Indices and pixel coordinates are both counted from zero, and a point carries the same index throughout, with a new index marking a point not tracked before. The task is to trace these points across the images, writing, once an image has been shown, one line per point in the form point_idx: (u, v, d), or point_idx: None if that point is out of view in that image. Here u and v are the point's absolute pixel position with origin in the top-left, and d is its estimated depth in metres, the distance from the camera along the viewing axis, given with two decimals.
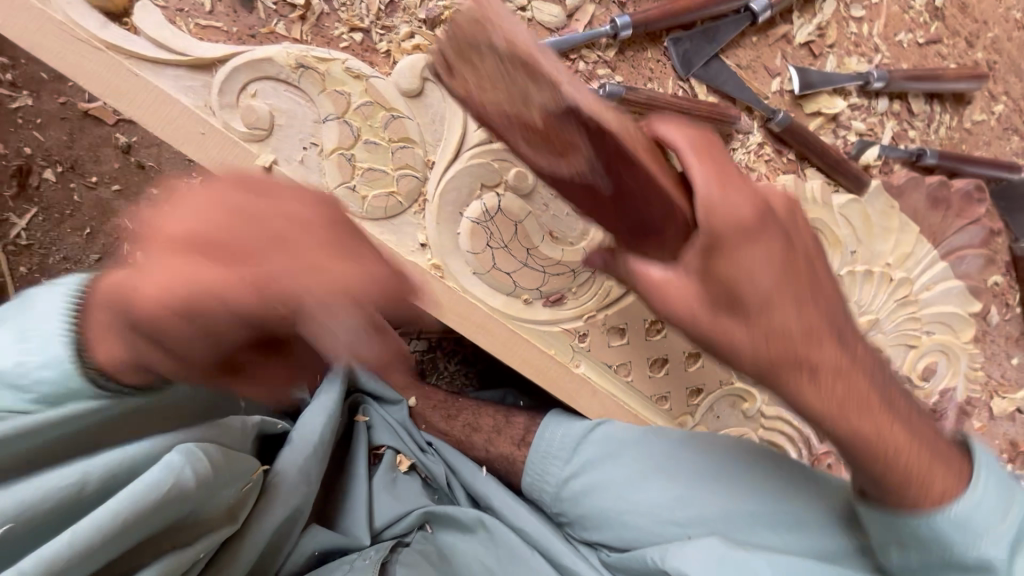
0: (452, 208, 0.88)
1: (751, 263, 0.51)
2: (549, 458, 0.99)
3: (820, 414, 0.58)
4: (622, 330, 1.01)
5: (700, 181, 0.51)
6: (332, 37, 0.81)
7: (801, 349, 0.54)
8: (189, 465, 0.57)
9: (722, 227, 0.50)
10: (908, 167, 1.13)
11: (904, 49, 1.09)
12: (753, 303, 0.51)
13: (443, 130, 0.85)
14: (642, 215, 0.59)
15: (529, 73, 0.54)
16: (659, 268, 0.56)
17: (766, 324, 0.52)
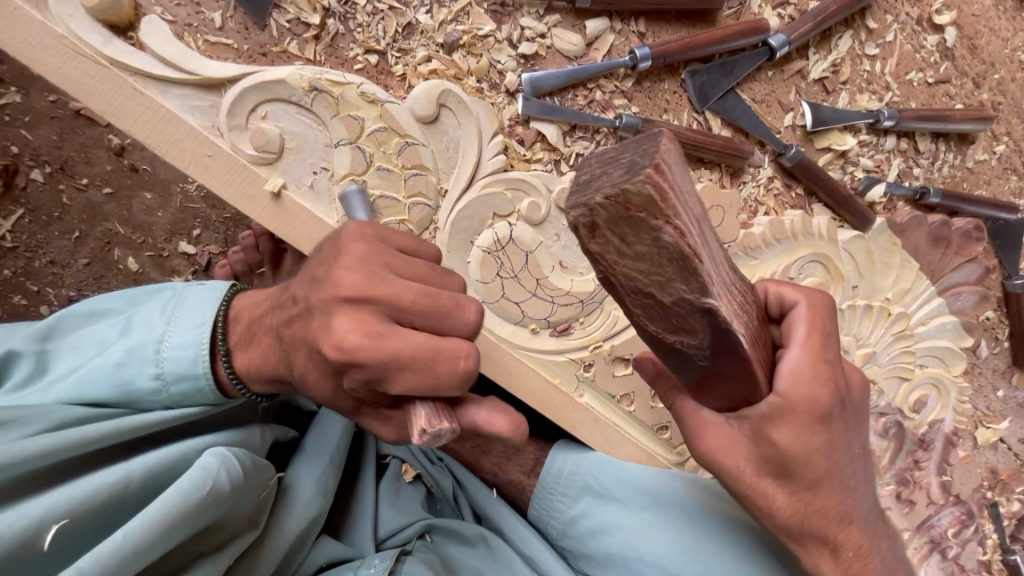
0: (463, 237, 0.87)
1: (803, 445, 0.61)
2: (555, 494, 1.07)
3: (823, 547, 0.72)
4: (627, 360, 1.00)
5: (793, 364, 0.60)
6: (346, 59, 0.79)
7: (817, 509, 0.67)
8: (223, 470, 0.62)
9: (796, 408, 0.60)
10: (910, 205, 1.14)
11: (913, 88, 1.10)
12: (796, 470, 0.63)
13: (457, 157, 0.84)
14: (732, 377, 0.60)
15: (687, 270, 0.49)
16: (720, 414, 0.65)
17: (798, 484, 0.65)
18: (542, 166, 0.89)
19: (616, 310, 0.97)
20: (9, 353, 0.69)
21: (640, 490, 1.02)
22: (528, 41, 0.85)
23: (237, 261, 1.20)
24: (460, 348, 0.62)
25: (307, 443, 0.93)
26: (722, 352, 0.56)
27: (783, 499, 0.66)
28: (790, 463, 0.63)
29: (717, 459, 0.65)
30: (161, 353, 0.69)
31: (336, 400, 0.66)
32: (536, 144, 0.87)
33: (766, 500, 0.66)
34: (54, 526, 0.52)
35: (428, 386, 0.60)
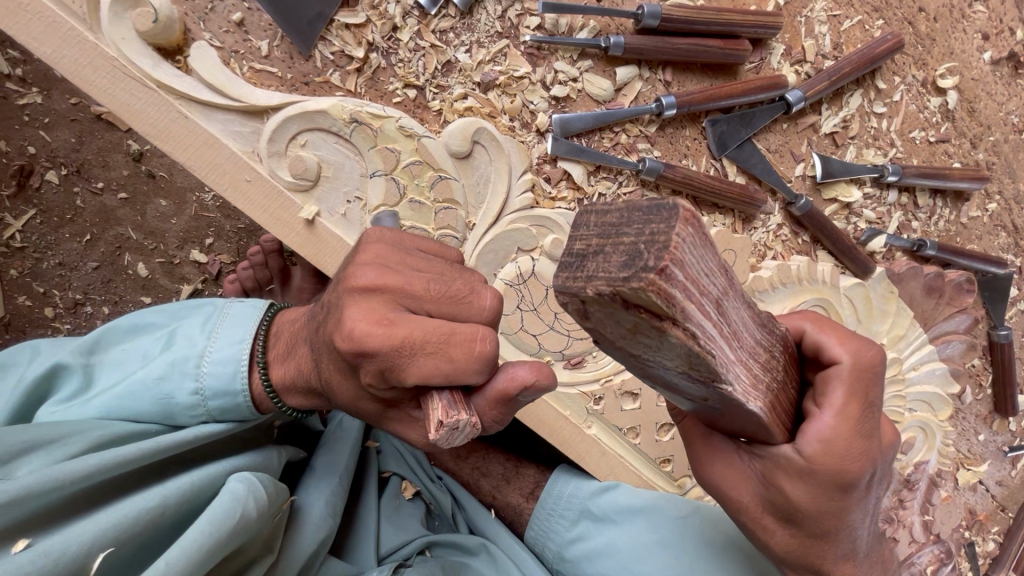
0: (488, 269, 0.89)
1: (810, 500, 0.58)
2: (554, 516, 1.08)
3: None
4: (635, 394, 1.04)
5: (823, 417, 0.55)
6: (386, 92, 0.81)
7: (816, 557, 0.65)
8: (251, 498, 0.63)
9: (813, 463, 0.55)
10: (908, 256, 1.20)
11: (916, 145, 1.15)
12: (795, 518, 0.61)
13: (487, 193, 0.86)
14: (740, 425, 0.57)
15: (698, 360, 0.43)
16: (730, 447, 0.64)
17: (798, 532, 0.62)
18: (566, 205, 0.91)
19: None
20: (55, 366, 0.69)
21: (632, 509, 1.01)
22: (560, 84, 0.88)
23: (246, 277, 1.20)
24: (475, 331, 0.54)
25: (317, 463, 0.94)
26: (739, 415, 0.52)
27: (788, 543, 0.64)
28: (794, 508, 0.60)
29: (722, 489, 0.65)
30: (202, 370, 0.69)
31: (359, 402, 0.61)
32: (562, 183, 0.90)
33: (766, 536, 0.65)
34: (101, 554, 0.53)
35: (443, 374, 0.53)
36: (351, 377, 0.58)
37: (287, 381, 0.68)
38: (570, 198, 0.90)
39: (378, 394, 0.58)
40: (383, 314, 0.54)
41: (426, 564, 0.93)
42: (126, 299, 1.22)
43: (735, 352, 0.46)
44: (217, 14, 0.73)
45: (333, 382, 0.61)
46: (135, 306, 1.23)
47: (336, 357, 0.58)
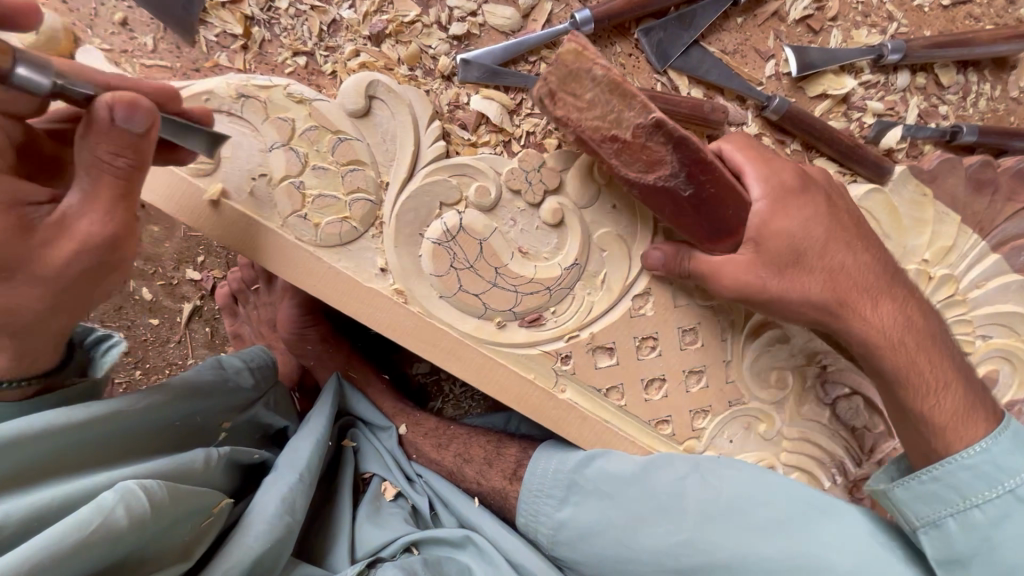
0: (410, 230, 0.84)
1: (793, 221, 0.79)
2: (541, 497, 1.00)
3: (877, 347, 0.83)
4: (610, 349, 0.93)
5: (735, 156, 0.83)
6: (276, 64, 0.80)
7: (847, 299, 0.82)
8: (121, 505, 0.63)
9: (780, 189, 0.80)
10: (941, 148, 0.98)
11: (925, 14, 0.96)
12: (800, 259, 0.80)
13: (395, 149, 0.82)
14: (715, 208, 0.81)
15: (622, 97, 0.76)
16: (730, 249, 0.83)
17: (811, 272, 0.80)
18: (490, 149, 0.85)
19: (589, 296, 0.90)
20: None
21: (627, 481, 0.93)
22: (458, 21, 0.82)
23: (233, 279, 1.27)
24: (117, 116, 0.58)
25: (282, 461, 0.96)
26: (715, 177, 0.79)
27: (809, 293, 0.81)
28: (790, 259, 0.80)
29: (740, 283, 0.81)
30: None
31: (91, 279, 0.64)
32: (479, 126, 0.83)
33: (800, 293, 0.81)
34: None
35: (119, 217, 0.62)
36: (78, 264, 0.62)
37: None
38: (491, 141, 0.84)
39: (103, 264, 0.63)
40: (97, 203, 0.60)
41: (408, 559, 0.91)
42: (136, 322, 1.31)
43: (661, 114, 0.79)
44: (102, 19, 0.76)
45: (86, 244, 0.60)
46: (144, 328, 1.32)
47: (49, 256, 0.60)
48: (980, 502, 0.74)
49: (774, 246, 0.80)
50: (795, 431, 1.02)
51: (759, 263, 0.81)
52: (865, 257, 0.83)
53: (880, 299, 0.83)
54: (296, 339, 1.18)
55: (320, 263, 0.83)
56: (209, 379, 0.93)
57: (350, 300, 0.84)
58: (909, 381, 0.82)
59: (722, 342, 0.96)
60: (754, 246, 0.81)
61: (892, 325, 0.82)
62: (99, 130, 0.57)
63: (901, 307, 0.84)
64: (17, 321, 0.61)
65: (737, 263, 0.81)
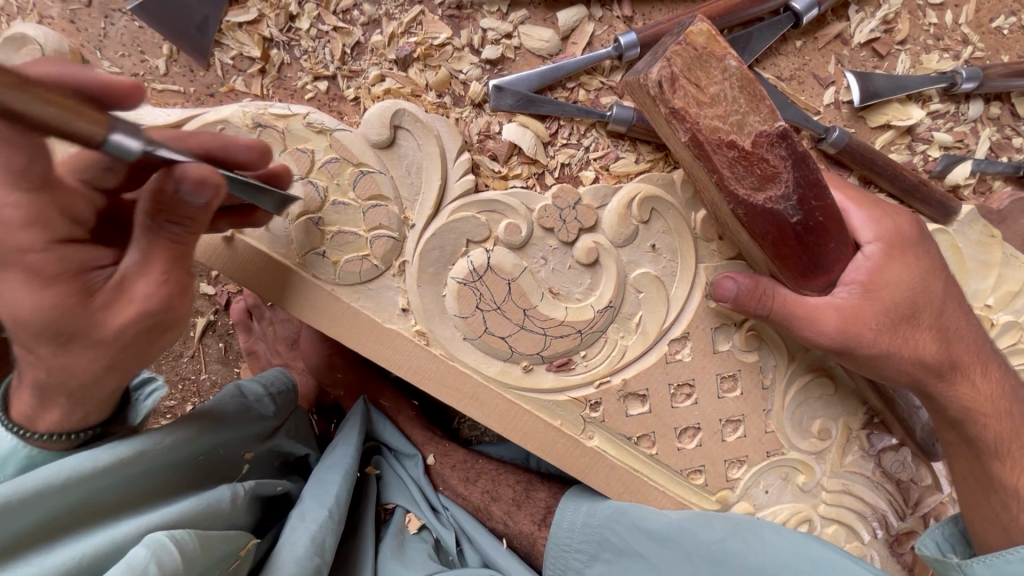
0: (435, 268, 0.78)
1: (908, 272, 0.74)
2: (570, 552, 0.97)
3: (970, 419, 0.77)
4: (642, 396, 0.87)
5: (843, 199, 0.76)
6: (295, 89, 0.74)
7: (954, 356, 0.76)
8: (153, 562, 0.60)
9: (897, 237, 0.74)
10: (1012, 185, 0.90)
11: (1003, 38, 0.87)
12: (915, 311, 0.74)
13: (420, 183, 0.76)
14: (823, 246, 0.70)
15: (754, 101, 0.64)
16: (833, 292, 0.74)
17: (922, 326, 0.75)
18: (522, 183, 0.79)
19: (623, 339, 0.85)
20: None
21: (654, 541, 0.88)
22: (492, 44, 0.76)
23: (249, 295, 1.23)
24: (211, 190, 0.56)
25: (306, 495, 0.93)
26: (831, 212, 0.69)
27: (919, 347, 0.75)
28: (905, 309, 0.74)
29: (847, 330, 0.73)
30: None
31: (149, 346, 0.60)
32: (511, 158, 0.77)
33: (914, 347, 0.75)
34: None
35: (177, 286, 0.58)
36: (146, 334, 0.59)
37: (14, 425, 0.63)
38: (523, 174, 0.77)
39: (165, 332, 0.60)
40: (164, 269, 0.57)
41: None
42: None
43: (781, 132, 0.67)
44: (111, 39, 0.71)
45: (143, 312, 0.57)
46: None
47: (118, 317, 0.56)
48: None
49: (887, 296, 0.73)
50: (837, 484, 0.95)
51: (866, 311, 0.73)
52: (966, 321, 0.78)
53: (979, 361, 0.77)
54: (325, 368, 1.17)
55: (337, 302, 0.78)
56: (232, 407, 0.89)
57: (369, 341, 0.79)
58: (1003, 457, 0.75)
59: (763, 390, 0.90)
60: (866, 293, 0.73)
61: (987, 397, 0.77)
62: (170, 201, 0.54)
63: (1000, 379, 0.78)
64: (77, 381, 0.59)
65: (838, 308, 0.73)
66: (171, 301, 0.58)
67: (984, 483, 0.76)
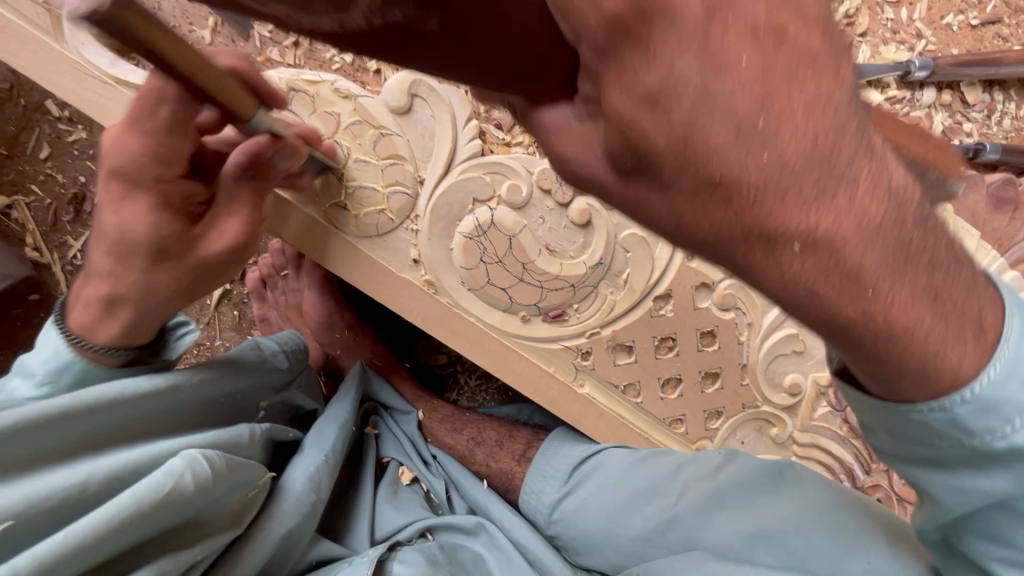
0: (444, 224, 0.87)
1: (677, 68, 0.29)
2: (546, 478, 1.00)
3: (904, 343, 0.39)
4: (629, 347, 0.95)
5: None
6: (324, 60, 0.83)
7: (840, 223, 0.34)
8: (189, 472, 0.62)
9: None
10: (963, 165, 1.00)
11: (953, 33, 0.98)
12: (712, 146, 0.31)
13: (433, 145, 0.85)
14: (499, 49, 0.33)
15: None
16: (571, 113, 0.35)
17: (692, 165, 0.32)
18: (523, 149, 0.88)
19: (612, 294, 0.93)
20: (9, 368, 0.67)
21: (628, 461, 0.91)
22: None
23: (264, 265, 1.31)
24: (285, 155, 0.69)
25: (308, 442, 0.98)
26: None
27: (676, 209, 0.35)
28: (656, 144, 0.32)
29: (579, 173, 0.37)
30: (31, 369, 0.66)
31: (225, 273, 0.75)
32: (514, 126, 0.86)
33: (667, 214, 0.36)
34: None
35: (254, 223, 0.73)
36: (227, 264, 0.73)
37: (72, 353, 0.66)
38: (524, 141, 0.86)
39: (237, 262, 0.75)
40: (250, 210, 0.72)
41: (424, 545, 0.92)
42: None
43: None
44: (163, 11, 0.81)
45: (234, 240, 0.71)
46: None
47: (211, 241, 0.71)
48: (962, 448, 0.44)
49: (635, 114, 0.31)
50: (806, 436, 1.04)
51: (597, 144, 0.35)
52: (827, 129, 0.32)
53: (889, 250, 0.36)
54: (324, 329, 1.27)
55: (356, 252, 0.87)
56: (249, 359, 0.97)
57: (383, 288, 0.89)
58: (937, 374, 0.41)
59: (739, 345, 0.98)
60: (643, 104, 0.30)
61: (906, 315, 0.38)
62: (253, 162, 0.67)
63: (932, 281, 0.39)
64: (152, 301, 0.69)
65: (583, 136, 0.35)
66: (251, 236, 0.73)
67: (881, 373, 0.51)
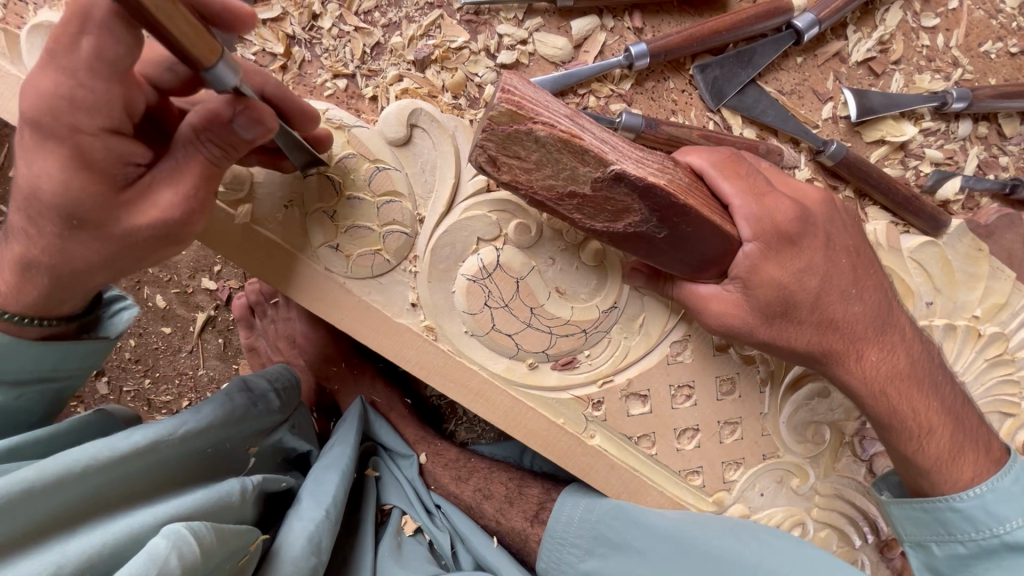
0: (445, 266, 0.80)
1: (799, 265, 0.71)
2: (566, 545, 0.97)
3: (916, 441, 0.77)
4: (644, 396, 0.89)
5: (724, 184, 0.71)
6: (315, 85, 0.76)
7: (852, 348, 0.76)
8: (174, 554, 0.58)
9: (763, 229, 0.71)
10: (998, 201, 0.94)
11: (991, 61, 0.92)
12: (804, 304, 0.72)
13: (434, 180, 0.78)
14: (697, 249, 0.71)
15: (576, 153, 0.67)
16: (709, 286, 0.75)
17: (835, 311, 0.74)
18: None
19: (626, 340, 0.86)
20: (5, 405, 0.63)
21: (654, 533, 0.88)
22: (507, 50, 0.79)
23: (251, 292, 1.22)
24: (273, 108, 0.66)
25: (306, 492, 0.91)
26: (676, 206, 0.69)
27: (802, 337, 0.74)
28: (792, 304, 0.72)
29: (725, 323, 0.74)
30: None
31: (147, 248, 0.61)
32: None
33: (793, 338, 0.74)
34: None
35: (197, 200, 0.60)
36: (152, 236, 0.60)
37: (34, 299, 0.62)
38: None
39: (169, 235, 0.60)
40: (192, 183, 0.59)
41: None
42: (149, 330, 1.28)
43: (618, 154, 0.68)
44: None
45: (163, 216, 0.58)
46: (156, 335, 1.29)
47: (141, 207, 0.58)
48: (975, 542, 0.74)
49: (763, 294, 0.71)
50: (828, 487, 0.97)
51: (740, 302, 0.73)
52: (880, 302, 0.77)
53: (887, 340, 0.77)
54: (322, 363, 1.18)
55: (348, 296, 0.79)
56: (241, 403, 0.90)
57: (379, 336, 0.81)
58: (932, 477, 0.77)
59: (761, 392, 0.92)
60: (789, 277, 0.71)
61: (931, 420, 0.77)
62: (226, 131, 0.57)
63: (951, 410, 0.78)
64: (71, 267, 0.60)
65: (730, 297, 0.73)
66: (186, 215, 0.60)
67: (912, 467, 0.78)
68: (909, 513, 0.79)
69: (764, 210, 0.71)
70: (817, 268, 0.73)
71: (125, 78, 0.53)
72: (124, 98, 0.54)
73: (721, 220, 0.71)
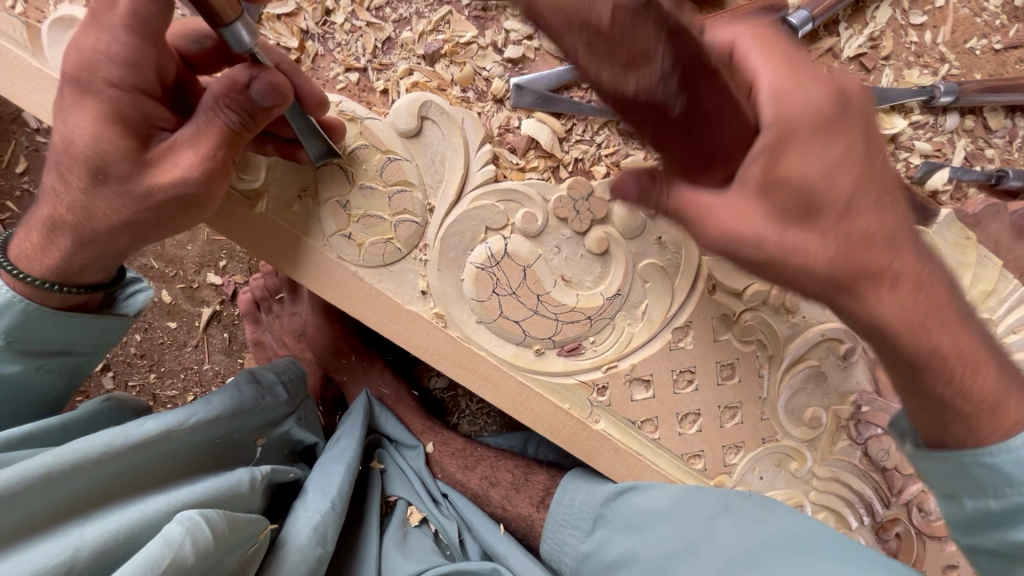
0: (455, 254, 0.82)
1: (823, 156, 0.51)
2: (568, 527, 0.98)
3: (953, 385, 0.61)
4: (647, 381, 0.91)
5: (751, 60, 0.50)
6: (328, 79, 0.78)
7: (892, 268, 0.55)
8: (188, 540, 0.59)
9: (789, 110, 0.49)
10: (985, 192, 0.97)
11: (976, 58, 0.96)
12: (828, 207, 0.52)
13: (444, 170, 0.80)
14: (708, 136, 0.46)
15: None
16: (708, 190, 0.52)
17: (867, 218, 0.53)
18: (538, 175, 0.83)
19: (630, 326, 0.89)
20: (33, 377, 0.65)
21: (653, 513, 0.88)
22: (514, 44, 0.81)
23: (256, 286, 1.23)
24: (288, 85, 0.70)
25: (311, 484, 0.92)
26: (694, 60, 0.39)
27: (826, 255, 0.53)
28: (818, 206, 0.51)
29: (734, 236, 0.52)
30: None
31: (165, 213, 0.63)
32: (528, 152, 0.81)
33: (810, 256, 0.53)
34: None
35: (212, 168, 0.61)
36: (170, 201, 0.61)
37: (53, 260, 0.63)
38: (540, 166, 0.81)
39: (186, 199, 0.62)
40: (210, 149, 0.60)
41: None
42: (154, 325, 1.29)
43: None
44: None
45: (182, 178, 0.60)
46: (161, 330, 1.30)
47: (160, 169, 0.60)
48: (1012, 500, 0.61)
49: (782, 196, 0.51)
50: (826, 470, 1.00)
51: (755, 209, 0.52)
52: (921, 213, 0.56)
53: (929, 266, 0.57)
54: (331, 356, 1.20)
55: (361, 283, 0.81)
56: (248, 394, 0.91)
57: (391, 323, 0.83)
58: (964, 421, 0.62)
59: (760, 377, 0.95)
60: (811, 176, 0.51)
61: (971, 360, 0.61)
62: (245, 100, 0.59)
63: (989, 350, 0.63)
64: (93, 229, 0.62)
65: (735, 203, 0.52)
66: (201, 181, 0.61)
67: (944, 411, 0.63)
68: (939, 480, 0.67)
69: (786, 79, 0.50)
70: (861, 156, 0.52)
71: (157, 38, 0.58)
72: (154, 57, 0.59)
73: (740, 93, 0.48)
